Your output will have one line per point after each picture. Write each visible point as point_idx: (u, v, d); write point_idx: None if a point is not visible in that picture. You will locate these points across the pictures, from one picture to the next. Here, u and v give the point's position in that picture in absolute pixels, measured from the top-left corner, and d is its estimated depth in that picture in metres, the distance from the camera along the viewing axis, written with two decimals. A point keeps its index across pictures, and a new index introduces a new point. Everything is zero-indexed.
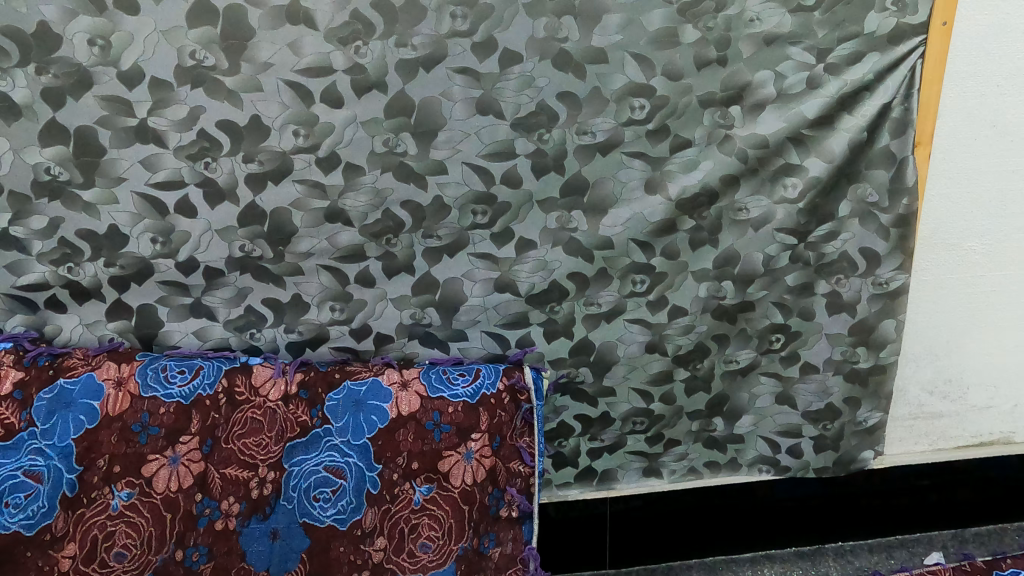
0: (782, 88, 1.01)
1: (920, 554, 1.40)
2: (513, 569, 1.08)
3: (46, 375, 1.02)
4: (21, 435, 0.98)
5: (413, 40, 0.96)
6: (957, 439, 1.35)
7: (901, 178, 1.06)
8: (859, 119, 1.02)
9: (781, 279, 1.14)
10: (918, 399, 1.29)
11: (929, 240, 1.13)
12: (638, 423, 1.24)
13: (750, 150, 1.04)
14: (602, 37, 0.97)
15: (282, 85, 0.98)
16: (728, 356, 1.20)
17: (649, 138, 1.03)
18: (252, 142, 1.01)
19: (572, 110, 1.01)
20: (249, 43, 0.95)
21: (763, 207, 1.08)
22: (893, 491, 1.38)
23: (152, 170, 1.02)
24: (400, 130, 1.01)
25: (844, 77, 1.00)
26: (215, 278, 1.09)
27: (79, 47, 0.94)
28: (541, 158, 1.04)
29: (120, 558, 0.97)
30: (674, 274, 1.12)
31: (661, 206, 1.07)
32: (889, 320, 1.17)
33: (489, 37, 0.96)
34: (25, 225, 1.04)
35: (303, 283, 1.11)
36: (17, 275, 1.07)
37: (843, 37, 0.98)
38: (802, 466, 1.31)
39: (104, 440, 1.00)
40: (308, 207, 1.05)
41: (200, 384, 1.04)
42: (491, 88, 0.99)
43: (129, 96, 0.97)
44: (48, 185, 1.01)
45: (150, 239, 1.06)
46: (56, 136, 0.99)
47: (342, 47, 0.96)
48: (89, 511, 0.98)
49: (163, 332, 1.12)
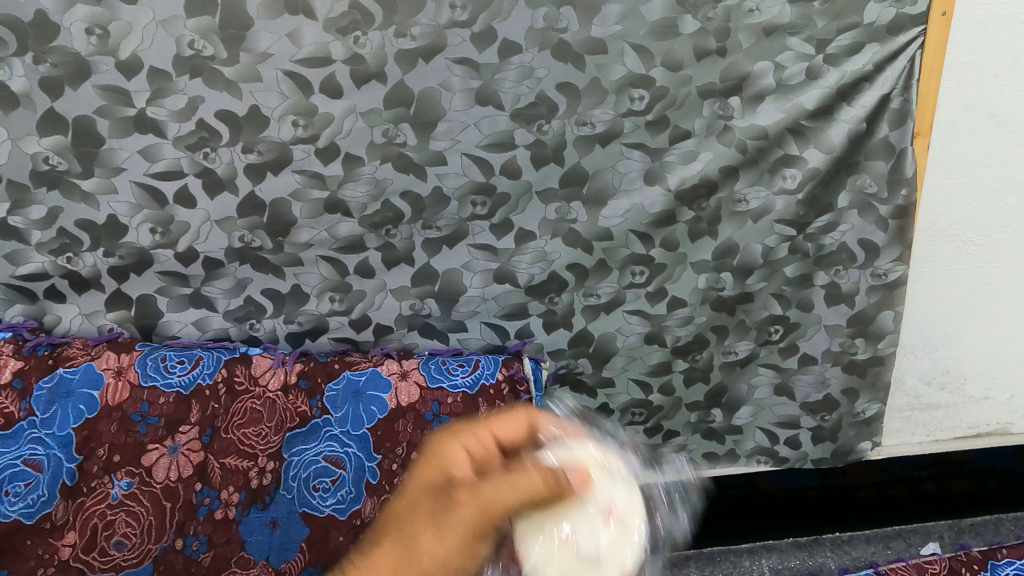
0: (781, 79, 1.01)
1: (917, 543, 1.40)
2: None
3: (45, 365, 1.02)
4: (21, 425, 0.98)
5: (413, 30, 0.95)
6: (955, 431, 1.36)
7: (900, 169, 1.06)
8: (858, 110, 1.02)
9: (780, 270, 1.14)
10: (915, 390, 1.29)
11: (927, 231, 1.13)
12: (636, 414, 1.25)
13: (750, 141, 1.04)
14: (601, 28, 0.96)
15: (282, 76, 0.97)
16: (727, 347, 1.20)
17: (648, 129, 1.03)
18: (252, 133, 1.01)
19: (571, 101, 1.01)
20: (248, 33, 0.95)
21: (763, 197, 1.08)
22: (891, 482, 1.39)
23: (151, 160, 1.02)
24: (399, 121, 1.01)
25: (843, 67, 0.99)
26: (215, 269, 1.10)
27: (78, 37, 0.94)
28: (540, 149, 1.04)
29: (121, 547, 0.97)
30: (674, 265, 1.13)
31: (660, 197, 1.07)
32: (888, 311, 1.18)
33: (489, 28, 0.96)
34: (23, 215, 1.04)
35: (302, 273, 1.11)
36: (16, 265, 1.07)
37: (842, 28, 0.98)
38: (800, 457, 1.32)
39: (103, 430, 1.00)
40: (308, 198, 1.06)
41: (199, 374, 1.04)
42: (490, 78, 0.99)
43: (128, 86, 0.97)
44: (47, 174, 1.01)
45: (149, 230, 1.06)
46: (55, 126, 0.98)
47: (340, 37, 0.96)
48: (89, 500, 0.97)
49: (163, 323, 1.13)
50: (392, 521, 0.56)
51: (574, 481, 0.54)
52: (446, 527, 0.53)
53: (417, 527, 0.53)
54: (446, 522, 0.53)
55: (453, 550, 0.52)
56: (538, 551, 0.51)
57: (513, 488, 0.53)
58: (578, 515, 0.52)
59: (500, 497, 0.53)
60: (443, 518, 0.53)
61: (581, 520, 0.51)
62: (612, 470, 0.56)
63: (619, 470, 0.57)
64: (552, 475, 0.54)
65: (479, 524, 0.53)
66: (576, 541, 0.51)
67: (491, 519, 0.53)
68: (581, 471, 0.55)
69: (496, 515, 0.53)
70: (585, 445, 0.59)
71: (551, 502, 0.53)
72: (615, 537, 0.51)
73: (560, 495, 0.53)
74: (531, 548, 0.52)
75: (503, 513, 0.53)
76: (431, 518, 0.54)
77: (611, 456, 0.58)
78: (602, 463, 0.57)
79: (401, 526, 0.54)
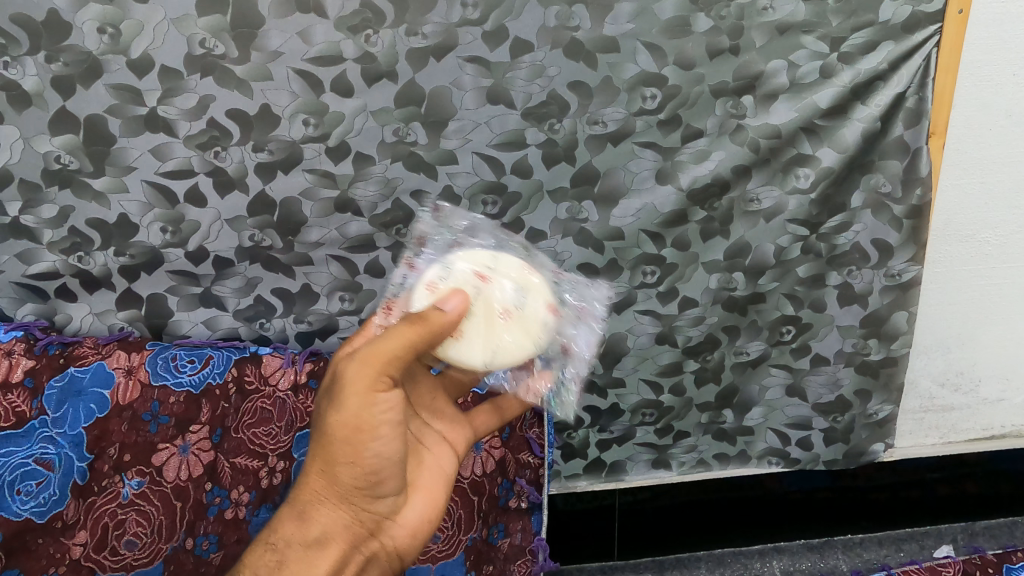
0: (794, 78, 0.98)
1: (929, 547, 1.44)
2: (522, 560, 1.09)
3: (57, 363, 1.03)
4: (33, 423, 0.98)
5: (423, 28, 0.94)
6: (969, 433, 1.34)
7: (914, 169, 1.04)
8: (873, 109, 0.99)
9: (793, 270, 1.13)
10: (929, 391, 1.29)
11: (942, 232, 1.11)
12: (647, 415, 1.27)
13: (762, 141, 1.02)
14: (613, 26, 0.94)
15: (292, 74, 0.96)
16: (738, 348, 1.21)
17: (660, 128, 1.02)
18: (262, 132, 1.00)
19: (583, 100, 1.00)
20: (259, 31, 0.93)
21: (775, 197, 1.07)
22: (904, 484, 1.40)
23: (162, 159, 1.02)
24: (410, 120, 1.00)
25: (857, 66, 0.97)
26: (225, 268, 1.11)
27: (89, 35, 0.93)
28: (552, 148, 1.04)
29: (131, 546, 0.96)
30: (685, 265, 1.13)
31: (672, 197, 1.07)
32: (901, 311, 1.17)
33: (500, 26, 0.94)
34: (35, 214, 1.05)
35: (313, 272, 1.13)
36: (28, 264, 1.08)
37: (856, 26, 0.95)
38: (812, 459, 1.33)
39: (114, 429, 1.00)
40: (318, 197, 1.06)
41: (210, 373, 1.05)
42: (501, 77, 0.97)
43: (140, 85, 0.96)
44: (59, 174, 1.02)
45: (160, 229, 1.07)
46: (66, 125, 0.98)
47: (351, 35, 0.94)
48: (100, 499, 0.97)
49: (173, 321, 1.15)
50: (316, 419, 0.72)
51: (456, 305, 0.70)
52: (340, 397, 0.66)
53: (325, 410, 0.68)
54: (337, 399, 0.66)
55: (354, 406, 0.65)
56: (508, 337, 0.76)
57: (386, 342, 0.66)
58: (491, 295, 0.76)
59: (382, 351, 0.66)
60: (335, 396, 0.67)
61: (494, 297, 0.77)
62: (446, 275, 0.77)
63: (445, 274, 0.77)
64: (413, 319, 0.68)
65: (367, 379, 0.66)
66: (498, 303, 0.77)
67: (376, 369, 0.66)
68: (460, 296, 0.72)
69: (382, 363, 0.66)
70: (422, 296, 0.76)
71: (432, 330, 0.68)
72: (501, 279, 0.78)
73: (450, 320, 0.69)
74: (504, 339, 0.76)
75: (401, 355, 0.66)
76: (331, 398, 0.68)
77: (434, 273, 0.78)
78: (442, 285, 0.76)
79: (318, 419, 0.70)
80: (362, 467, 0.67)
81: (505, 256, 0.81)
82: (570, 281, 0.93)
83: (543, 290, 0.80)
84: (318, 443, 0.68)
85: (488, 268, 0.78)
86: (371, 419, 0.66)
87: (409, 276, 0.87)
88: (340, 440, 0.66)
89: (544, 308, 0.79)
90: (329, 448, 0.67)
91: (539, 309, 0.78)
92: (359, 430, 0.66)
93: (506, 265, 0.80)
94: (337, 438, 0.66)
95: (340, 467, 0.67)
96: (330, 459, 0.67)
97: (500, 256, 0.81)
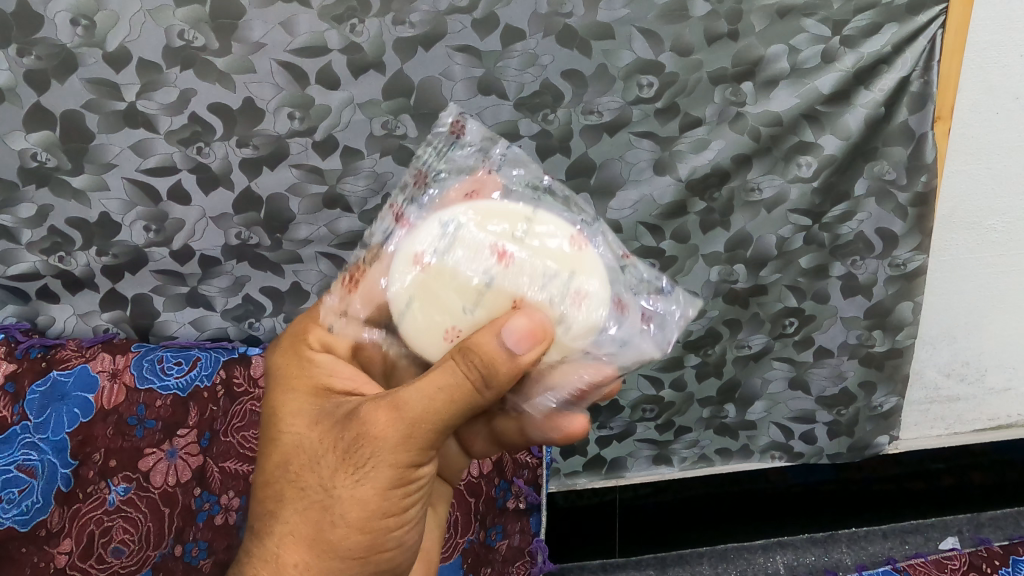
0: (795, 63, 0.95)
1: (935, 539, 1.41)
2: (521, 562, 1.08)
3: (39, 367, 1.00)
4: (14, 429, 0.95)
5: (410, 16, 0.90)
6: (975, 423, 1.33)
7: (919, 155, 1.01)
8: (876, 94, 0.96)
9: (795, 261, 1.11)
10: (935, 381, 1.26)
11: (948, 219, 1.08)
12: (647, 411, 1.24)
13: (763, 128, 0.99)
14: (608, 12, 0.91)
15: (275, 66, 0.93)
16: (740, 341, 1.19)
17: (658, 117, 0.98)
18: (246, 126, 0.97)
19: (577, 90, 0.96)
20: (239, 22, 0.90)
21: (777, 186, 1.04)
22: (908, 475, 1.38)
23: (143, 155, 0.98)
24: (399, 112, 0.97)
25: (860, 49, 0.93)
26: (212, 267, 1.08)
27: (62, 27, 0.89)
28: (546, 139, 1.00)
29: (118, 554, 0.93)
30: (685, 258, 1.10)
31: (671, 188, 1.04)
32: (906, 302, 1.14)
33: (490, 13, 0.90)
34: (13, 213, 1.01)
35: (302, 270, 1.10)
36: (7, 265, 1.05)
37: (859, 8, 0.91)
38: (815, 452, 1.31)
39: (99, 435, 0.97)
40: (306, 192, 1.03)
41: (197, 375, 1.03)
42: (493, 66, 0.94)
43: (116, 79, 0.92)
44: (36, 172, 0.98)
45: (143, 227, 1.04)
46: (41, 120, 0.95)
47: (336, 25, 0.90)
48: (85, 506, 0.94)
49: (159, 322, 1.12)
50: (299, 482, 0.59)
51: (525, 340, 0.54)
52: (366, 471, 0.56)
53: (334, 479, 0.57)
54: (361, 468, 0.56)
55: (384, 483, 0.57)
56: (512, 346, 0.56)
57: (430, 407, 0.55)
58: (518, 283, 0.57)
59: (422, 420, 0.55)
60: (354, 461, 0.57)
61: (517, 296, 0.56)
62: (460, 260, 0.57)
63: (441, 244, 0.58)
64: (467, 364, 0.54)
65: (403, 454, 0.56)
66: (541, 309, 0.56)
67: (414, 444, 0.56)
68: (534, 319, 0.54)
69: (422, 435, 0.56)
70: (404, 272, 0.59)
71: (486, 393, 0.55)
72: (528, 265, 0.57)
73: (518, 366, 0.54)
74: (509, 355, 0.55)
75: (438, 430, 0.56)
76: (343, 465, 0.57)
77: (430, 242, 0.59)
78: (436, 260, 0.58)
79: (311, 481, 0.58)
80: (376, 551, 0.59)
81: (540, 219, 0.60)
82: (639, 271, 0.66)
83: (590, 285, 0.58)
84: (316, 521, 0.57)
85: (509, 243, 0.58)
86: (401, 498, 0.58)
87: (394, 232, 0.63)
88: (356, 519, 0.57)
89: (597, 306, 0.58)
90: (338, 529, 0.57)
91: (584, 314, 0.57)
92: (385, 508, 0.57)
93: (544, 238, 0.59)
94: (359, 518, 0.57)
95: (345, 551, 0.57)
96: (330, 546, 0.57)
97: (541, 216, 0.60)
